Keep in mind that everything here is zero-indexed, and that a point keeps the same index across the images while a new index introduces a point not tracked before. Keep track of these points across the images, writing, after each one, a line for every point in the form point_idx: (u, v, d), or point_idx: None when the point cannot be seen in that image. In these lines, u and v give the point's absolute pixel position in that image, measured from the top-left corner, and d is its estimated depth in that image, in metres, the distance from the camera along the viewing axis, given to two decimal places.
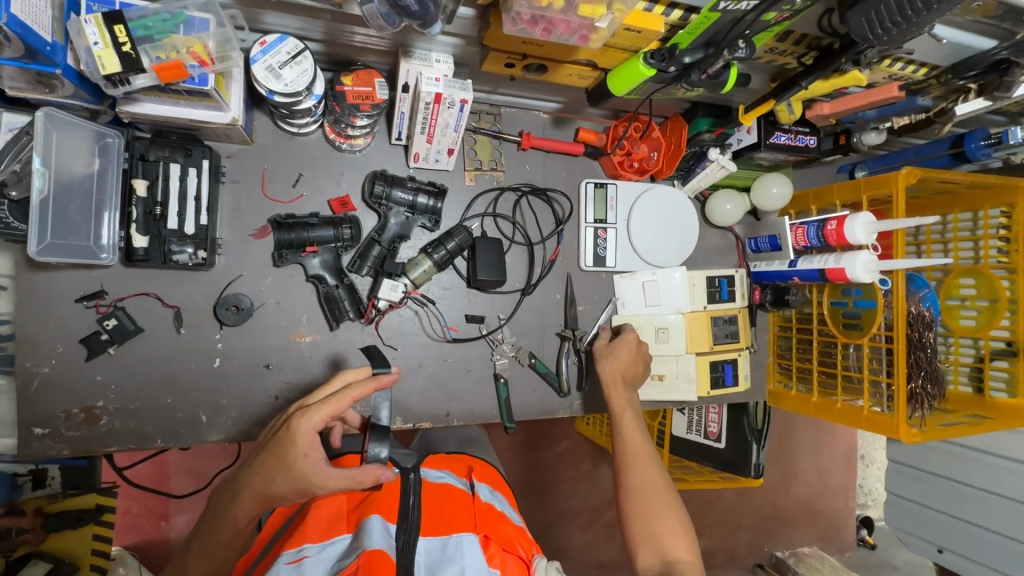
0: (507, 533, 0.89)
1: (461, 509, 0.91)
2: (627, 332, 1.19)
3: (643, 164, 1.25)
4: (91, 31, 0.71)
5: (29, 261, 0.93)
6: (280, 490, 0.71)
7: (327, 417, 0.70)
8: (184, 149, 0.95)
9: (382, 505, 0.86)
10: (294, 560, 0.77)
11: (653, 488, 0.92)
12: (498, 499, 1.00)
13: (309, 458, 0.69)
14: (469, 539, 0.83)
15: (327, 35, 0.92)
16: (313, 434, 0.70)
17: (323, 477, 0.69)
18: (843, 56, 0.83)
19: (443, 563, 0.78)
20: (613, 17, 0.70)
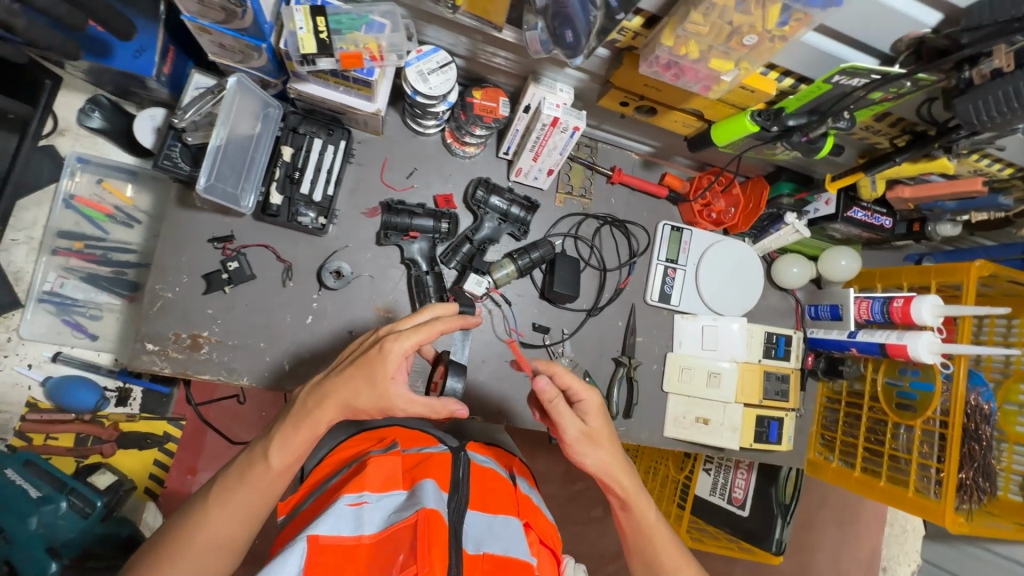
0: (544, 527, 0.91)
1: (505, 492, 0.92)
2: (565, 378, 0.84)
3: (720, 217, 1.34)
4: (298, 18, 0.85)
5: (179, 199, 1.07)
6: (363, 405, 0.81)
7: (415, 344, 0.80)
8: (327, 128, 1.10)
9: (435, 470, 0.87)
10: (355, 502, 0.80)
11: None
12: (534, 494, 1.01)
13: (395, 380, 0.80)
14: (514, 522, 0.85)
15: (471, 53, 1.06)
16: (401, 358, 0.80)
17: (404, 401, 0.80)
18: (937, 142, 0.90)
19: (490, 539, 0.80)
20: (739, 73, 0.79)
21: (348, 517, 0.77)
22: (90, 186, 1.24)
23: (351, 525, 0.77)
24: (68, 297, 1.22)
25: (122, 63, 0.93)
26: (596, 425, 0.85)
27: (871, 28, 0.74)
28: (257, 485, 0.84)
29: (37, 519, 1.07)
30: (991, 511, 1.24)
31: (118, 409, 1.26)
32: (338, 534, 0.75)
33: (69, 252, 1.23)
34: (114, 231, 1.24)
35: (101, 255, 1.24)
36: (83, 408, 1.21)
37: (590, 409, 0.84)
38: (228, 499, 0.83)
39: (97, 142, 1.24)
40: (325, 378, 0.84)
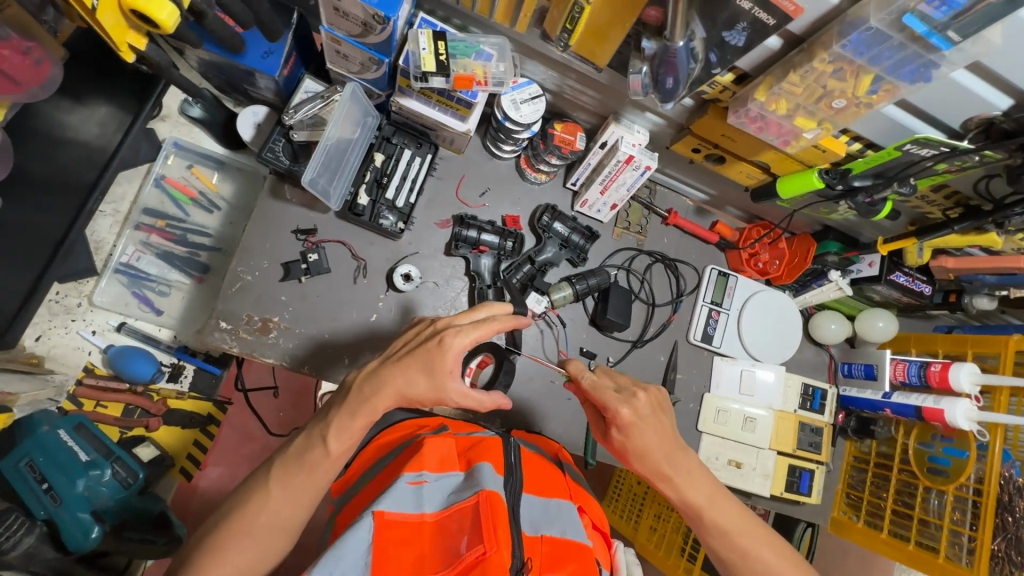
0: (596, 512, 0.93)
1: (556, 479, 0.93)
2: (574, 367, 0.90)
3: (766, 267, 1.40)
4: (422, 41, 0.94)
5: (272, 191, 1.13)
6: (417, 395, 0.82)
7: (474, 340, 0.82)
8: (417, 141, 1.18)
9: (490, 455, 0.88)
10: (415, 481, 0.81)
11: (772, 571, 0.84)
12: (580, 480, 1.02)
13: (452, 374, 0.81)
14: (569, 506, 0.86)
15: (558, 88, 1.15)
16: (460, 353, 0.82)
17: (459, 396, 0.82)
18: (992, 217, 0.96)
19: (547, 522, 0.80)
20: (820, 131, 0.87)
21: (409, 496, 0.78)
22: (180, 170, 1.31)
23: (412, 503, 0.78)
24: (142, 271, 1.27)
25: (251, 61, 1.02)
26: (631, 435, 0.85)
27: (947, 106, 0.81)
28: (315, 472, 0.80)
29: (84, 483, 1.09)
30: None
31: (168, 384, 1.28)
32: (401, 511, 0.76)
33: (151, 228, 1.29)
34: (194, 214, 1.31)
35: (180, 235, 1.30)
36: (139, 379, 1.23)
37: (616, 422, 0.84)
38: (284, 488, 0.79)
39: (193, 130, 1.32)
40: (381, 366, 0.84)
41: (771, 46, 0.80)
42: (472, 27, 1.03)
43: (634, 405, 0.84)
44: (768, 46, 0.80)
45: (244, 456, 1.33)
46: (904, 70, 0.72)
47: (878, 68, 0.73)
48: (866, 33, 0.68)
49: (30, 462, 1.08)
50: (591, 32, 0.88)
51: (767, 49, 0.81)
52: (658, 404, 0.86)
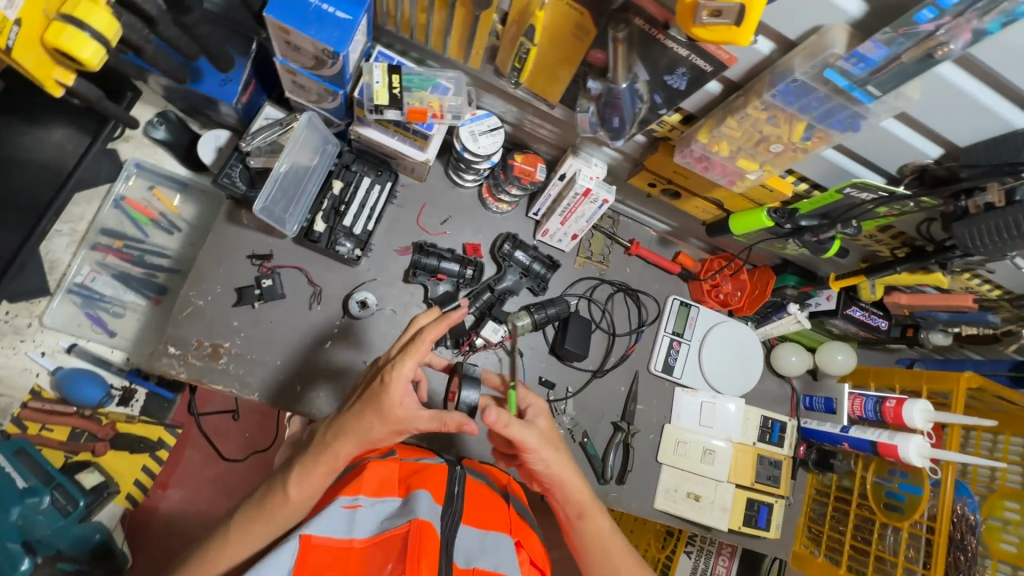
0: (535, 548, 0.91)
1: (498, 509, 0.91)
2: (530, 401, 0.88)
3: (727, 298, 1.42)
4: (377, 74, 0.96)
5: (228, 216, 1.13)
6: (378, 436, 0.80)
7: (413, 366, 0.78)
8: (377, 169, 1.18)
9: (431, 482, 0.86)
10: (349, 505, 0.80)
11: None
12: (526, 512, 1.00)
13: (402, 405, 0.79)
14: (505, 542, 0.83)
15: (517, 121, 1.17)
16: (405, 382, 0.79)
17: (415, 424, 0.79)
18: (934, 259, 0.98)
19: (481, 555, 0.78)
20: (763, 173, 0.88)
21: (340, 521, 0.76)
22: (141, 191, 1.29)
23: (342, 528, 0.76)
24: (96, 291, 1.26)
25: (208, 88, 1.02)
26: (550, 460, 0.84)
27: (883, 153, 0.83)
28: (274, 517, 0.81)
29: (18, 511, 1.06)
30: None
31: (118, 408, 1.26)
32: (329, 535, 0.74)
33: (107, 249, 1.27)
34: (153, 235, 1.30)
35: (137, 256, 1.28)
36: (87, 403, 1.21)
37: (521, 442, 0.81)
38: (244, 533, 0.81)
39: (157, 152, 1.31)
40: (339, 415, 0.84)
41: (711, 91, 0.82)
42: (430, 60, 1.04)
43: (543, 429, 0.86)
44: (708, 91, 0.82)
45: (207, 477, 1.31)
46: (833, 119, 0.73)
47: (809, 117, 0.74)
48: (793, 84, 0.69)
49: None
50: (540, 70, 0.89)
51: (708, 92, 0.82)
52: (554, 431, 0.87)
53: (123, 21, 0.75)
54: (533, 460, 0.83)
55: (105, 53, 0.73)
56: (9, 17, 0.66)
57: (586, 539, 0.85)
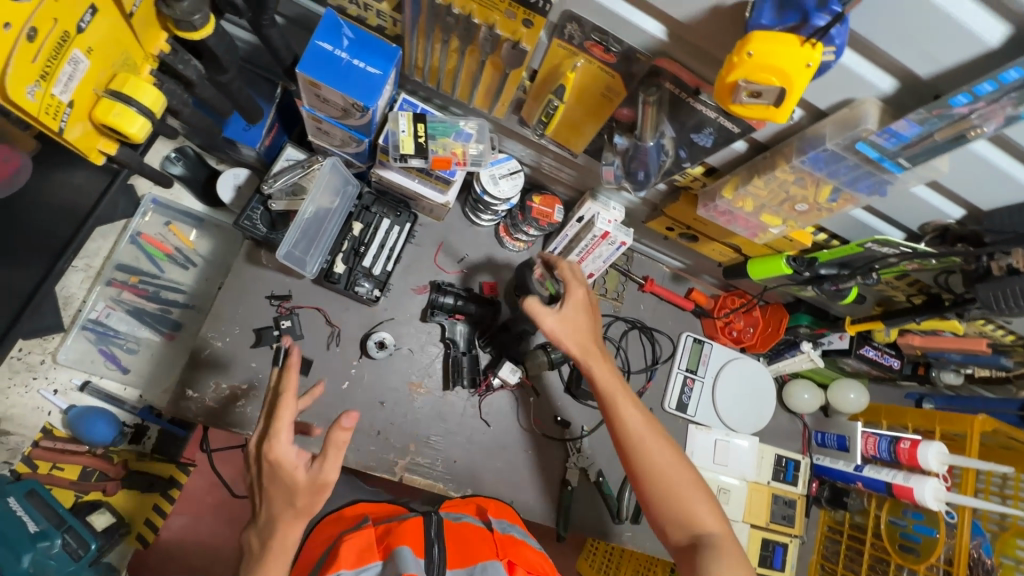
0: (531, 559, 0.89)
1: (482, 538, 0.91)
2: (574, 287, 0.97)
3: (739, 335, 1.42)
4: (402, 123, 0.96)
5: (248, 256, 1.13)
6: (304, 502, 0.72)
7: (289, 420, 0.73)
8: (396, 210, 1.19)
9: (409, 536, 0.86)
10: None
11: (674, 480, 0.87)
12: (515, 530, 0.99)
13: (298, 466, 0.72)
14: (495, 565, 0.84)
15: (537, 164, 1.18)
16: (290, 443, 0.72)
17: (323, 471, 0.72)
18: (952, 310, 0.98)
19: None
20: (786, 228, 0.90)
21: None
22: (158, 227, 1.30)
23: None
24: (110, 327, 1.25)
25: (232, 133, 1.03)
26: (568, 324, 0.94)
27: (906, 212, 0.84)
28: None
29: (30, 557, 1.05)
30: None
31: (129, 446, 1.24)
32: None
33: (123, 285, 1.27)
34: (169, 270, 1.30)
35: (152, 291, 1.28)
36: (99, 442, 1.19)
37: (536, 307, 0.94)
38: None
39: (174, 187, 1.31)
40: (257, 513, 0.76)
41: (738, 149, 0.83)
42: (453, 106, 1.05)
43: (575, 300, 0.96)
44: (734, 149, 0.83)
45: (208, 505, 1.32)
46: (860, 184, 0.75)
47: (837, 181, 0.76)
48: (824, 152, 0.70)
49: None
50: (566, 124, 0.90)
51: (734, 151, 0.83)
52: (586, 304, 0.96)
53: (166, 88, 0.82)
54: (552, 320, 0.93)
55: (146, 122, 0.74)
56: (64, 101, 0.66)
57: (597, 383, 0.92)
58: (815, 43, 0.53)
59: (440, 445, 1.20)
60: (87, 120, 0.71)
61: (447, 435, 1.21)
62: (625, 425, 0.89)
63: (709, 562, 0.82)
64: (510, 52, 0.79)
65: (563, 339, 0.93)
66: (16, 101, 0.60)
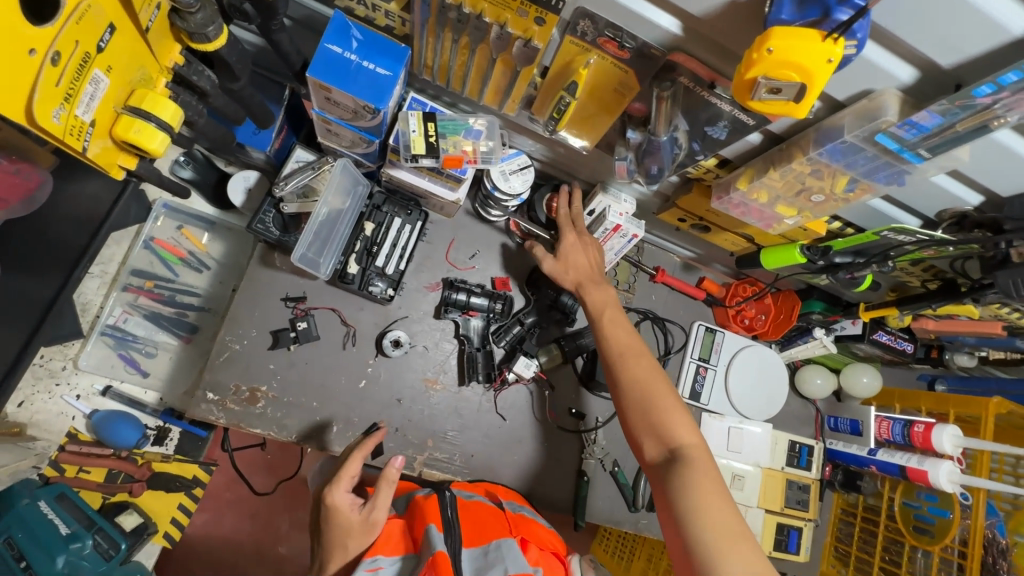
0: (542, 535, 0.92)
1: (494, 518, 0.93)
2: (568, 231, 1.13)
3: (751, 323, 1.43)
4: (412, 122, 0.96)
5: (262, 259, 1.14)
6: (355, 548, 0.85)
7: (351, 475, 0.91)
8: (407, 209, 1.19)
9: (430, 515, 0.85)
10: (371, 569, 0.80)
11: (650, 387, 0.93)
12: (525, 510, 1.02)
13: (353, 510, 0.87)
14: (508, 543, 0.84)
15: (547, 158, 1.17)
16: (346, 493, 0.88)
17: (377, 512, 0.87)
18: (968, 296, 0.98)
19: (489, 567, 0.80)
20: (801, 218, 0.89)
21: None
22: (169, 231, 1.31)
23: None
24: (129, 332, 1.27)
25: (243, 137, 1.04)
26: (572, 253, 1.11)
27: (923, 199, 0.83)
28: None
29: (63, 559, 1.08)
30: None
31: (153, 448, 1.26)
32: None
33: (139, 290, 1.28)
34: (183, 274, 1.31)
35: (168, 296, 1.29)
36: (124, 445, 1.22)
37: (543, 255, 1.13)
38: None
39: None
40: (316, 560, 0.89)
41: (752, 141, 0.83)
42: (462, 103, 1.05)
43: (578, 236, 1.13)
44: (749, 141, 0.83)
45: (227, 501, 1.38)
46: (878, 174, 0.74)
47: (854, 172, 0.75)
48: (842, 144, 0.70)
49: (8, 540, 1.08)
50: (578, 120, 0.90)
51: (749, 142, 0.83)
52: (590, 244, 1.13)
53: (181, 101, 0.82)
54: (552, 263, 1.12)
55: (166, 136, 0.76)
56: (86, 121, 0.66)
57: (594, 308, 1.06)
58: (837, 38, 0.53)
59: (457, 440, 1.22)
60: (107, 137, 0.72)
61: (464, 430, 1.23)
62: (612, 339, 1.00)
63: (678, 467, 0.84)
64: (523, 50, 0.78)
65: (565, 271, 1.11)
66: (45, 126, 0.60)
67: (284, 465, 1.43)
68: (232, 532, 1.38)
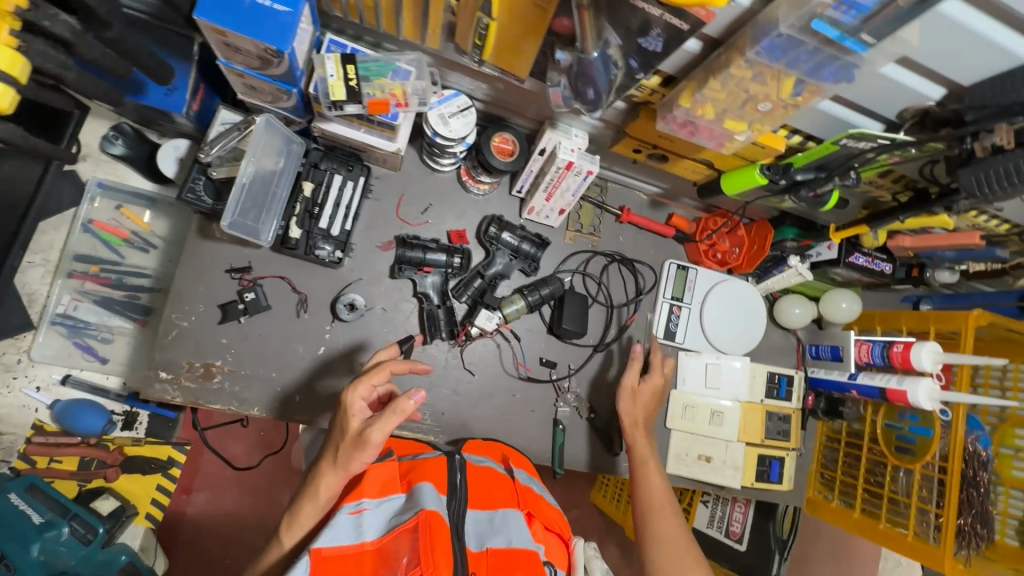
0: (548, 513, 0.94)
1: (504, 485, 0.94)
2: (655, 374, 1.23)
3: (725, 257, 1.38)
4: (329, 65, 0.89)
5: (200, 231, 1.09)
6: (353, 460, 0.81)
7: (368, 388, 0.84)
8: (347, 165, 1.12)
9: (431, 474, 0.87)
10: (354, 511, 0.81)
11: (675, 540, 1.00)
12: (534, 483, 1.03)
13: (357, 418, 0.82)
14: (514, 515, 0.87)
15: (490, 97, 1.10)
16: (359, 401, 0.83)
17: (374, 431, 0.78)
18: (938, 203, 0.92)
19: (492, 534, 0.83)
20: (752, 133, 0.83)
21: (347, 527, 0.78)
22: (108, 211, 1.25)
23: (350, 534, 0.77)
24: (81, 319, 1.23)
25: (155, 101, 0.98)
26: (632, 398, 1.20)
27: (880, 99, 0.77)
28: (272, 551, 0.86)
29: (39, 547, 1.07)
30: (991, 557, 1.23)
31: (124, 433, 1.26)
32: (339, 544, 0.75)
33: (85, 275, 1.24)
34: (130, 255, 1.26)
35: (116, 279, 1.25)
36: (91, 432, 1.20)
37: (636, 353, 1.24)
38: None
39: (118, 167, 1.26)
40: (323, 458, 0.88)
41: (691, 49, 0.76)
42: (386, 43, 0.97)
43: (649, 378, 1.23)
44: (687, 50, 0.76)
45: (228, 479, 1.40)
46: (824, 71, 0.68)
47: (798, 71, 0.69)
48: (778, 39, 0.63)
49: None
50: (504, 46, 0.83)
51: (687, 51, 0.76)
52: (653, 390, 1.21)
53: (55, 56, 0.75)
54: (630, 381, 1.21)
55: (13, 91, 0.74)
56: None
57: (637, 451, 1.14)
58: None
59: (426, 399, 1.20)
60: None
61: (432, 388, 1.21)
62: (650, 486, 1.08)
63: None
64: None
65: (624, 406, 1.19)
66: None
67: (277, 437, 1.45)
68: (235, 507, 1.39)
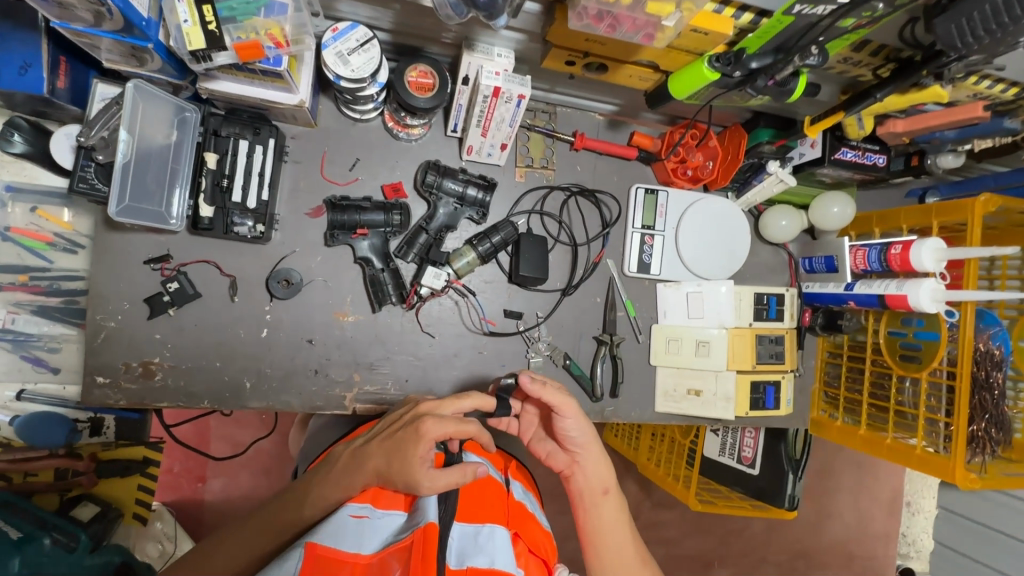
0: (538, 537, 0.77)
1: (496, 496, 0.79)
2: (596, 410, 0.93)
3: (697, 173, 1.21)
4: (181, 10, 0.76)
5: (108, 223, 1.00)
6: (394, 475, 0.76)
7: (447, 432, 0.78)
8: (253, 127, 1.00)
9: None
10: (358, 515, 0.73)
11: None
12: (530, 500, 0.87)
13: (423, 463, 0.74)
14: (502, 534, 0.70)
15: (396, 25, 0.95)
16: (432, 442, 0.76)
17: (431, 485, 0.72)
18: (924, 69, 0.77)
19: (475, 552, 0.65)
20: (682, 15, 0.69)
21: (348, 530, 0.70)
22: (25, 216, 1.16)
23: (351, 539, 0.69)
24: (21, 332, 1.17)
25: (7, 82, 0.86)
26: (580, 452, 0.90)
27: None
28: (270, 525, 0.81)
29: None
30: (1007, 458, 1.15)
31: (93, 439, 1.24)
32: (337, 546, 0.67)
33: (14, 286, 1.16)
34: (59, 259, 1.18)
35: (48, 285, 1.18)
36: (57, 442, 1.19)
37: (562, 403, 0.87)
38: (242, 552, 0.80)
39: (24, 166, 1.15)
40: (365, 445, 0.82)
41: None
42: None
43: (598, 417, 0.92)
44: None
45: (239, 465, 1.54)
46: None
47: None
48: None
49: None
50: None
51: None
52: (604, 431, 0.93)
53: None
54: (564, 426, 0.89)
55: None
56: None
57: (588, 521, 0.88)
58: None
59: (387, 368, 1.13)
60: None
61: (391, 356, 1.13)
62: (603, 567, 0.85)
63: None
64: None
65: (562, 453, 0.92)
66: None
67: (273, 415, 1.57)
68: (250, 488, 1.54)
